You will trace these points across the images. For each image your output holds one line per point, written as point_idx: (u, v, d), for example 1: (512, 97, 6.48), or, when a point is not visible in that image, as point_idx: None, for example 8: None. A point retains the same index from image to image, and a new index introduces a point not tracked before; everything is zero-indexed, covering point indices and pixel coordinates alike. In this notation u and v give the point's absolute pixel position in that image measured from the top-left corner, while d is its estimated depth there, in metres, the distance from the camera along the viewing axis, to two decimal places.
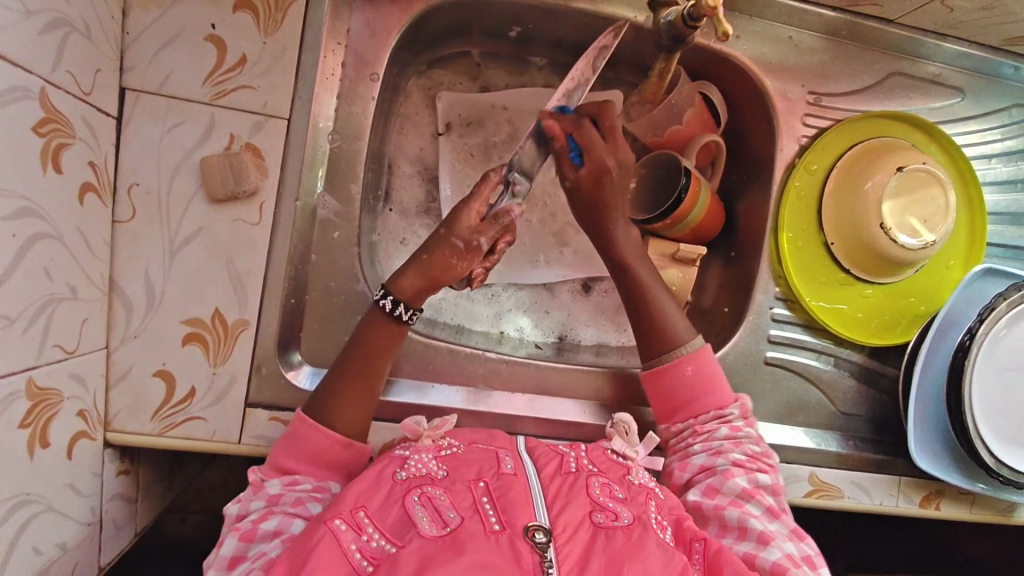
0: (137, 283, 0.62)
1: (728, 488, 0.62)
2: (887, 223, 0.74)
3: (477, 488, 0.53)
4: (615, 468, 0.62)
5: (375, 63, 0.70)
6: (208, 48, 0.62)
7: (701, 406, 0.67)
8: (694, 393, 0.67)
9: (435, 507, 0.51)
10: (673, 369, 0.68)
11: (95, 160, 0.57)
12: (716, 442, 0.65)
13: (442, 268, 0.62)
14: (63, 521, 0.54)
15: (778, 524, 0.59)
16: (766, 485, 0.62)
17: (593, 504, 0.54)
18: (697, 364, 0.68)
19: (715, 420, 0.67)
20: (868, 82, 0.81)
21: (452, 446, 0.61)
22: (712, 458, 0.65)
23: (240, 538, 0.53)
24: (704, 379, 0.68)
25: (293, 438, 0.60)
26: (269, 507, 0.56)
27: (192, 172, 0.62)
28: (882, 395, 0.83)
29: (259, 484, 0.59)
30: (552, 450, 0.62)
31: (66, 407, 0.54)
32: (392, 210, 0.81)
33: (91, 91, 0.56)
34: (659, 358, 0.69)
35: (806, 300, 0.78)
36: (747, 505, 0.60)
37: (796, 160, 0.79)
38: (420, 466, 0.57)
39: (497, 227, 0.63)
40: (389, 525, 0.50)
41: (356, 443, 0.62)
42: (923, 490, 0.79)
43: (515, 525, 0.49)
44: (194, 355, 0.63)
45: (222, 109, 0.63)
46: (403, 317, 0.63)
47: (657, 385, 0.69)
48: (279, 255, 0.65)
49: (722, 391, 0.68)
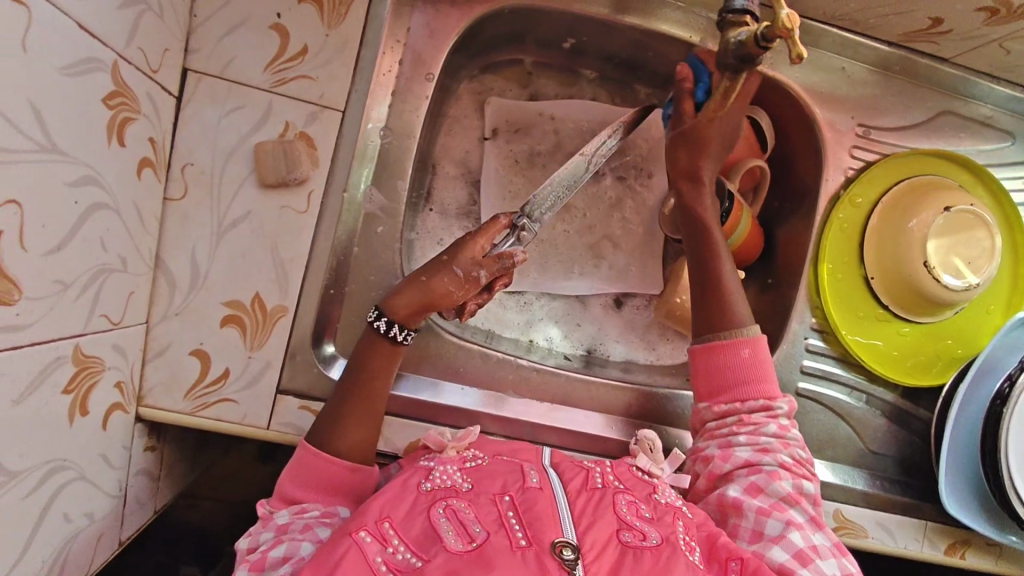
0: (182, 261, 0.62)
1: (773, 490, 0.61)
2: (931, 262, 0.73)
3: (502, 502, 0.53)
4: (641, 486, 0.61)
5: (431, 64, 0.70)
6: (272, 36, 0.63)
7: (750, 394, 0.65)
8: (745, 379, 0.66)
9: (460, 520, 0.52)
10: (727, 350, 0.66)
11: (155, 136, 0.58)
12: (765, 437, 0.64)
13: (440, 294, 0.62)
14: (92, 491, 0.54)
15: (820, 535, 0.59)
16: (808, 493, 0.62)
17: (620, 522, 0.54)
18: (754, 350, 0.66)
19: (765, 415, 0.65)
20: (918, 119, 0.80)
21: (477, 458, 0.61)
22: (759, 455, 0.63)
23: (250, 569, 0.53)
24: (758, 365, 0.66)
25: (299, 466, 0.59)
26: (279, 534, 0.56)
27: (245, 156, 0.63)
28: (912, 436, 0.81)
29: (268, 516, 0.59)
30: (576, 464, 0.62)
31: (106, 378, 0.54)
32: (433, 210, 0.81)
33: (158, 69, 0.57)
34: (711, 336, 0.68)
35: (842, 334, 0.77)
36: (790, 512, 0.60)
37: (841, 192, 0.78)
38: (444, 478, 0.57)
39: (500, 266, 0.61)
40: (414, 538, 0.51)
41: (362, 466, 0.61)
42: (949, 538, 0.77)
43: (542, 541, 0.49)
44: (231, 337, 0.63)
45: (280, 96, 0.64)
46: (398, 338, 0.62)
47: (707, 363, 0.68)
48: (323, 244, 0.66)
49: (770, 385, 0.66)
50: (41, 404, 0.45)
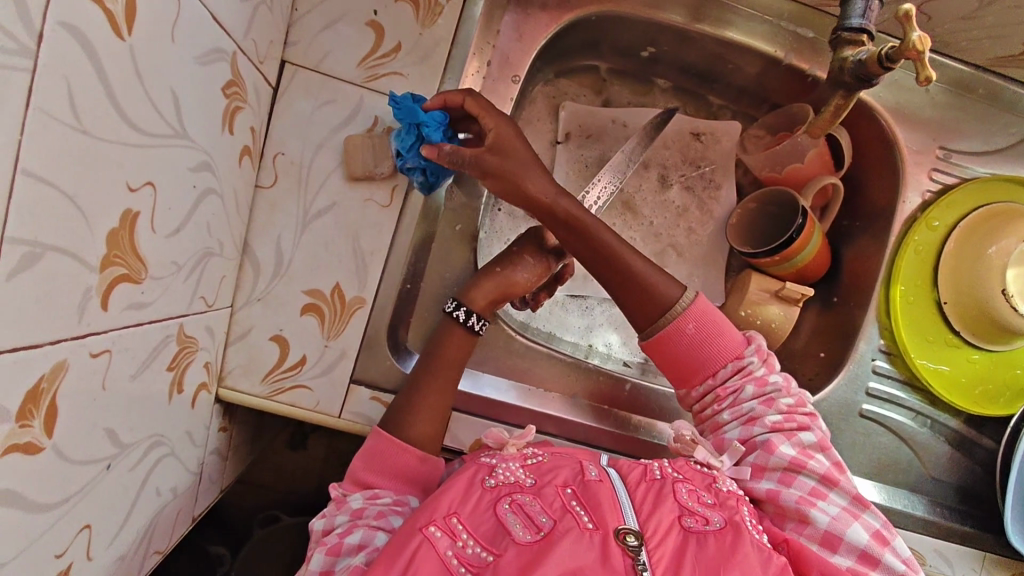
0: (268, 249, 0.64)
1: (812, 472, 0.60)
2: (1009, 290, 0.72)
3: (565, 493, 0.54)
4: (700, 476, 0.60)
5: (517, 66, 0.71)
6: (369, 32, 0.64)
7: (718, 364, 0.64)
8: (704, 354, 0.64)
9: (526, 513, 0.52)
10: (670, 335, 0.63)
11: (255, 125, 0.59)
12: (784, 415, 0.62)
13: (515, 282, 0.69)
14: (178, 467, 0.56)
15: (837, 495, 0.59)
16: (811, 444, 0.61)
17: (681, 508, 0.55)
18: (694, 320, 0.63)
19: (737, 375, 0.64)
20: (1001, 145, 0.79)
21: (537, 455, 0.61)
22: (787, 437, 0.61)
23: (326, 553, 0.55)
24: (709, 335, 0.64)
25: (371, 454, 0.61)
26: (354, 519, 0.57)
27: (334, 149, 0.65)
28: (975, 465, 0.80)
29: (341, 498, 0.60)
30: (633, 459, 0.62)
31: (197, 357, 0.56)
32: (502, 211, 0.82)
33: (263, 61, 0.58)
34: (654, 328, 0.64)
35: (911, 357, 0.76)
36: (799, 479, 0.60)
37: (918, 214, 0.77)
38: (508, 474, 0.57)
39: (569, 253, 0.73)
40: (483, 533, 0.51)
41: (430, 457, 0.62)
42: (1008, 570, 0.75)
43: (606, 525, 0.51)
44: (310, 324, 0.65)
45: (372, 92, 0.65)
46: (475, 328, 0.67)
47: (667, 356, 0.64)
48: (403, 238, 0.67)
49: (727, 342, 0.64)
50: (149, 381, 0.47)
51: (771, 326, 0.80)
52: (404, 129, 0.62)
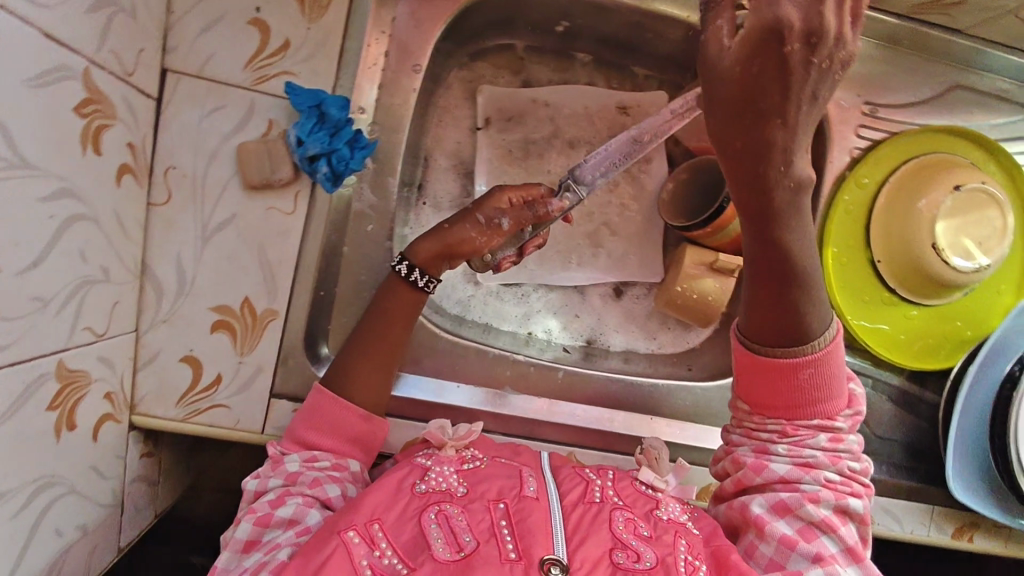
0: (168, 268, 0.61)
1: (805, 513, 0.54)
2: (939, 244, 0.70)
3: (496, 510, 0.53)
4: (641, 502, 0.58)
5: (418, 54, 0.67)
6: (252, 31, 0.61)
7: (808, 413, 0.55)
8: (805, 400, 0.55)
9: (451, 527, 0.51)
10: (790, 371, 0.54)
11: (133, 141, 0.56)
12: (810, 450, 0.55)
13: (462, 241, 0.63)
14: (85, 503, 0.55)
15: (857, 568, 0.53)
16: (853, 512, 0.55)
17: (614, 539, 0.52)
18: (819, 368, 0.53)
19: (816, 426, 0.56)
20: (929, 95, 0.77)
21: (476, 458, 0.59)
22: (798, 470, 0.55)
23: (255, 522, 0.53)
24: (823, 383, 0.54)
25: (311, 413, 0.59)
26: (287, 487, 0.56)
27: (228, 157, 0.61)
28: (920, 421, 0.79)
29: (278, 456, 0.58)
30: (577, 473, 0.60)
31: (93, 390, 0.54)
32: (426, 204, 0.79)
33: (133, 72, 0.54)
34: (767, 351, 0.54)
35: (847, 318, 0.76)
36: (823, 539, 0.53)
37: (847, 172, 0.76)
38: (440, 480, 0.55)
39: (527, 213, 0.62)
40: (403, 543, 0.50)
41: (374, 417, 0.61)
42: (957, 521, 0.76)
43: (531, 555, 0.49)
44: (222, 342, 0.63)
45: (262, 94, 0.61)
46: (419, 284, 0.63)
47: (762, 377, 0.55)
48: (311, 245, 0.64)
49: (836, 402, 0.55)
50: (23, 424, 0.45)
51: (707, 299, 0.79)
52: (305, 114, 0.60)
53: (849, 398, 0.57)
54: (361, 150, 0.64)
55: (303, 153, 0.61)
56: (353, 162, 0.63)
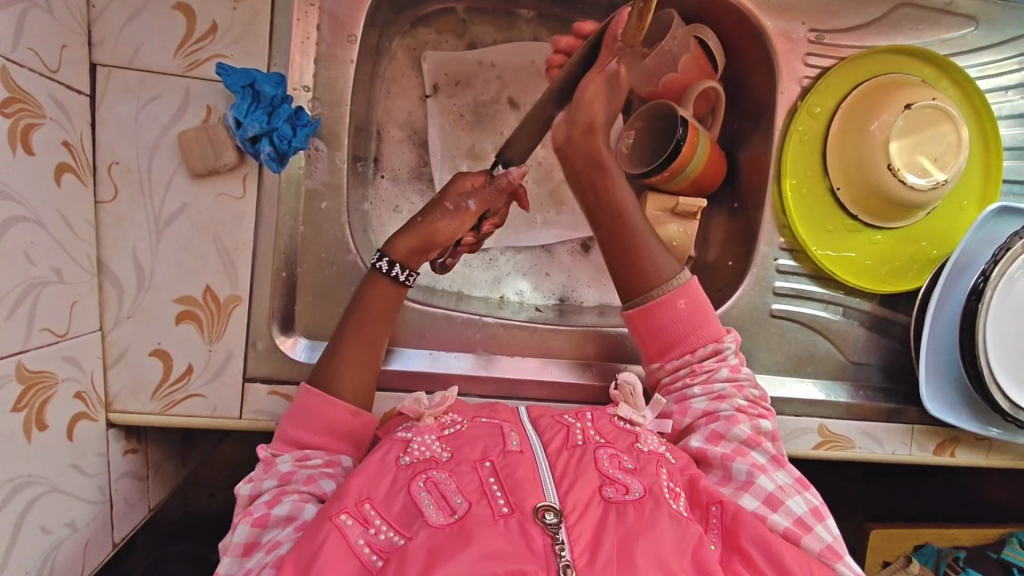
0: (125, 264, 0.61)
1: (733, 434, 0.60)
2: (894, 164, 0.71)
3: (483, 469, 0.51)
4: (623, 437, 0.58)
5: (352, 24, 0.67)
6: (178, 16, 0.60)
7: (699, 341, 0.64)
8: (689, 328, 0.64)
9: (441, 492, 0.49)
10: (665, 304, 0.64)
11: (70, 140, 0.56)
12: (717, 384, 0.63)
13: (437, 229, 0.65)
14: (69, 501, 0.56)
15: (783, 473, 0.59)
16: (766, 430, 0.62)
17: (602, 478, 0.51)
18: (689, 296, 0.65)
19: (714, 359, 0.64)
20: (874, 16, 0.76)
21: (456, 423, 0.58)
22: (714, 403, 0.62)
23: (252, 524, 0.52)
24: (698, 311, 0.65)
25: (300, 410, 0.59)
26: (282, 486, 0.55)
27: (171, 147, 0.61)
28: (893, 342, 0.80)
29: (270, 458, 0.58)
30: (557, 421, 0.59)
31: (61, 390, 0.55)
32: (384, 177, 0.79)
33: (58, 69, 0.54)
34: (644, 297, 0.65)
35: (812, 250, 0.76)
36: (753, 453, 0.59)
37: (798, 103, 0.75)
38: (423, 449, 0.54)
39: (493, 189, 0.67)
40: (396, 514, 0.49)
41: (361, 412, 0.61)
42: (938, 437, 0.78)
43: (524, 507, 0.47)
44: (189, 333, 0.63)
45: (196, 80, 0.61)
46: (400, 278, 0.64)
47: (652, 324, 0.65)
48: (266, 227, 0.64)
49: (715, 324, 0.65)
50: None
51: (673, 245, 0.78)
52: (239, 95, 0.60)
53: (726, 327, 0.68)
54: (303, 128, 0.63)
55: (243, 135, 0.60)
56: (297, 139, 0.62)
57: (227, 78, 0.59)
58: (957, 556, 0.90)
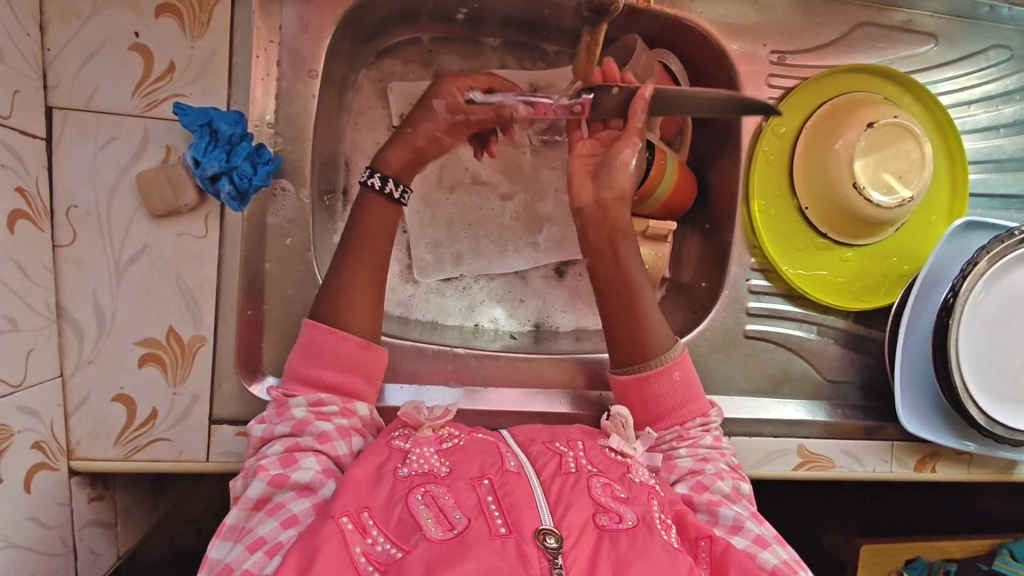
0: (85, 307, 0.60)
1: (717, 487, 0.59)
2: (859, 182, 0.71)
3: (482, 487, 0.49)
4: (614, 467, 0.56)
5: (312, 59, 0.67)
6: (134, 58, 0.60)
7: (688, 413, 0.63)
8: (681, 400, 0.63)
9: (440, 507, 0.48)
10: (660, 375, 0.63)
11: (25, 185, 0.55)
12: (702, 448, 0.62)
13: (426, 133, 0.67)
14: (27, 556, 0.54)
15: (765, 527, 0.56)
16: (746, 493, 0.60)
17: (595, 505, 0.49)
18: (684, 369, 0.64)
19: (701, 426, 0.63)
20: (834, 36, 0.77)
21: (454, 436, 0.56)
22: (700, 462, 0.61)
23: (269, 482, 0.51)
24: (689, 385, 0.64)
25: (308, 348, 0.59)
26: (295, 440, 0.54)
27: (130, 188, 0.61)
28: (870, 358, 0.80)
29: (282, 398, 0.57)
30: (548, 447, 0.56)
31: (18, 441, 0.54)
32: (354, 209, 0.79)
33: (11, 114, 0.53)
34: (639, 366, 0.64)
35: (783, 269, 0.76)
36: (736, 505, 0.58)
37: (764, 124, 0.76)
38: (422, 462, 0.52)
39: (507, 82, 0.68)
40: (394, 527, 0.47)
41: (372, 345, 0.61)
42: (918, 454, 0.77)
43: (522, 529, 0.45)
44: (152, 376, 0.62)
45: (155, 120, 0.61)
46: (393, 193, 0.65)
47: (643, 393, 0.64)
48: (229, 266, 0.63)
49: (705, 398, 0.65)
50: None
51: (645, 267, 0.78)
52: (197, 134, 0.60)
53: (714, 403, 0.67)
54: (264, 166, 0.62)
55: (202, 174, 0.60)
56: (257, 177, 0.62)
57: (183, 117, 0.60)
58: (947, 569, 0.90)
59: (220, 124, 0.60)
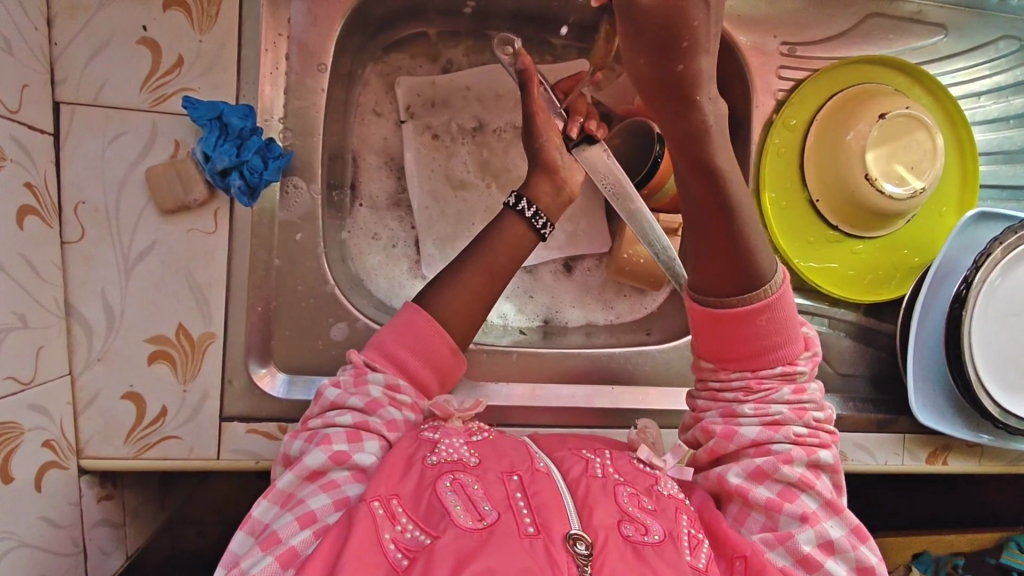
0: (94, 305, 0.60)
1: (783, 474, 0.53)
2: (872, 174, 0.70)
3: (511, 482, 0.50)
4: (641, 477, 0.55)
5: (321, 53, 0.66)
6: (143, 52, 0.59)
7: (768, 362, 0.55)
8: (763, 348, 0.55)
9: (468, 495, 0.47)
10: (745, 320, 0.54)
11: (33, 181, 0.54)
12: (775, 407, 0.55)
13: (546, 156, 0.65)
14: (38, 555, 0.54)
15: (836, 521, 0.53)
16: (823, 465, 0.55)
17: (621, 513, 0.48)
18: (774, 313, 0.54)
19: (780, 377, 0.56)
20: (844, 27, 0.77)
21: (483, 431, 0.57)
22: (768, 432, 0.55)
23: (330, 456, 0.51)
24: (779, 327, 0.55)
25: (408, 330, 0.58)
26: (365, 418, 0.54)
27: (139, 184, 0.60)
28: (880, 352, 0.80)
29: (362, 366, 0.57)
30: (574, 453, 0.56)
31: (28, 440, 0.53)
32: (362, 205, 0.78)
33: (19, 109, 0.53)
34: (721, 299, 0.54)
35: (794, 262, 0.75)
36: (802, 497, 0.53)
37: (774, 116, 0.75)
38: (451, 451, 0.52)
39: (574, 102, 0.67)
40: (422, 514, 0.47)
41: (459, 353, 0.60)
42: (930, 446, 0.77)
43: (551, 531, 0.45)
44: (162, 373, 0.61)
45: (164, 115, 0.60)
46: (524, 212, 0.64)
47: (721, 328, 0.55)
48: (238, 261, 0.63)
49: (795, 343, 0.56)
50: None
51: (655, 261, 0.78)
52: (206, 127, 0.59)
53: (805, 341, 0.58)
54: (274, 160, 0.62)
55: (212, 169, 0.59)
56: (268, 172, 0.61)
57: (192, 111, 0.59)
58: (955, 563, 0.89)
59: (229, 116, 0.60)
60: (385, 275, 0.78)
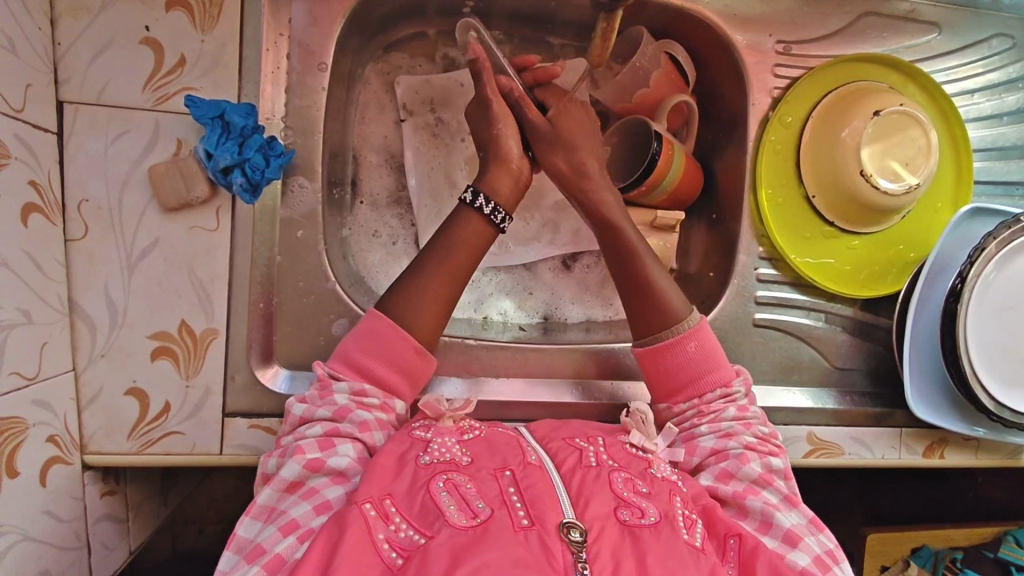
0: (97, 302, 0.60)
1: (744, 473, 0.58)
2: (867, 170, 0.71)
3: (504, 478, 0.50)
4: (636, 463, 0.56)
5: (322, 52, 0.67)
6: (145, 51, 0.60)
7: (706, 385, 0.64)
8: (698, 373, 0.64)
9: (462, 494, 0.48)
10: (676, 347, 0.64)
11: (37, 179, 0.55)
12: (725, 422, 0.62)
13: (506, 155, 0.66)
14: (43, 549, 0.54)
15: (796, 513, 0.57)
16: (778, 469, 0.60)
17: (617, 499, 0.49)
18: (699, 339, 0.64)
19: (721, 399, 0.64)
20: (839, 26, 0.78)
21: (474, 428, 0.58)
22: (723, 441, 0.61)
23: (304, 465, 0.52)
24: (706, 354, 0.65)
25: (368, 336, 0.59)
26: (335, 425, 0.55)
27: (142, 182, 0.60)
28: (877, 346, 0.80)
29: (328, 377, 0.58)
30: (569, 442, 0.56)
31: (33, 435, 0.54)
32: (363, 203, 0.79)
33: (23, 107, 0.53)
34: (653, 337, 0.65)
35: (792, 258, 0.76)
36: (765, 493, 0.57)
37: (770, 113, 0.76)
38: (443, 451, 0.53)
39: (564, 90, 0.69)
40: (416, 513, 0.47)
41: (427, 352, 0.60)
42: (926, 440, 0.78)
43: (545, 521, 0.45)
44: (165, 369, 0.62)
45: (166, 113, 0.61)
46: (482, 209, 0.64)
47: (662, 363, 0.65)
48: (240, 258, 0.63)
49: (725, 368, 0.65)
50: None
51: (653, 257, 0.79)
52: (209, 126, 0.59)
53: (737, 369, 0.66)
54: (276, 158, 0.63)
55: (215, 167, 0.60)
56: (269, 170, 0.62)
57: (194, 105, 0.59)
58: (953, 557, 0.90)
59: (229, 113, 0.60)
60: (385, 273, 0.78)
